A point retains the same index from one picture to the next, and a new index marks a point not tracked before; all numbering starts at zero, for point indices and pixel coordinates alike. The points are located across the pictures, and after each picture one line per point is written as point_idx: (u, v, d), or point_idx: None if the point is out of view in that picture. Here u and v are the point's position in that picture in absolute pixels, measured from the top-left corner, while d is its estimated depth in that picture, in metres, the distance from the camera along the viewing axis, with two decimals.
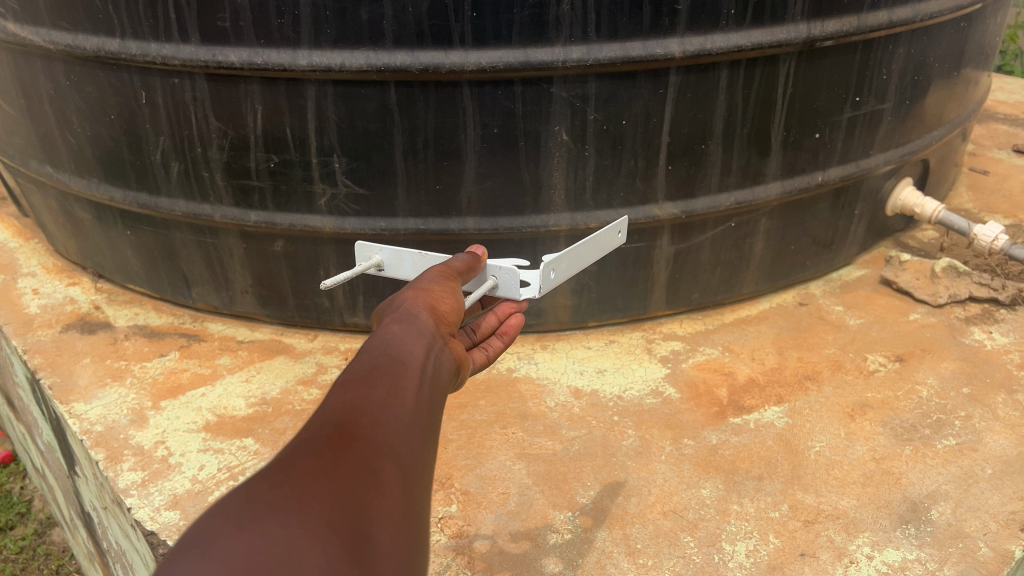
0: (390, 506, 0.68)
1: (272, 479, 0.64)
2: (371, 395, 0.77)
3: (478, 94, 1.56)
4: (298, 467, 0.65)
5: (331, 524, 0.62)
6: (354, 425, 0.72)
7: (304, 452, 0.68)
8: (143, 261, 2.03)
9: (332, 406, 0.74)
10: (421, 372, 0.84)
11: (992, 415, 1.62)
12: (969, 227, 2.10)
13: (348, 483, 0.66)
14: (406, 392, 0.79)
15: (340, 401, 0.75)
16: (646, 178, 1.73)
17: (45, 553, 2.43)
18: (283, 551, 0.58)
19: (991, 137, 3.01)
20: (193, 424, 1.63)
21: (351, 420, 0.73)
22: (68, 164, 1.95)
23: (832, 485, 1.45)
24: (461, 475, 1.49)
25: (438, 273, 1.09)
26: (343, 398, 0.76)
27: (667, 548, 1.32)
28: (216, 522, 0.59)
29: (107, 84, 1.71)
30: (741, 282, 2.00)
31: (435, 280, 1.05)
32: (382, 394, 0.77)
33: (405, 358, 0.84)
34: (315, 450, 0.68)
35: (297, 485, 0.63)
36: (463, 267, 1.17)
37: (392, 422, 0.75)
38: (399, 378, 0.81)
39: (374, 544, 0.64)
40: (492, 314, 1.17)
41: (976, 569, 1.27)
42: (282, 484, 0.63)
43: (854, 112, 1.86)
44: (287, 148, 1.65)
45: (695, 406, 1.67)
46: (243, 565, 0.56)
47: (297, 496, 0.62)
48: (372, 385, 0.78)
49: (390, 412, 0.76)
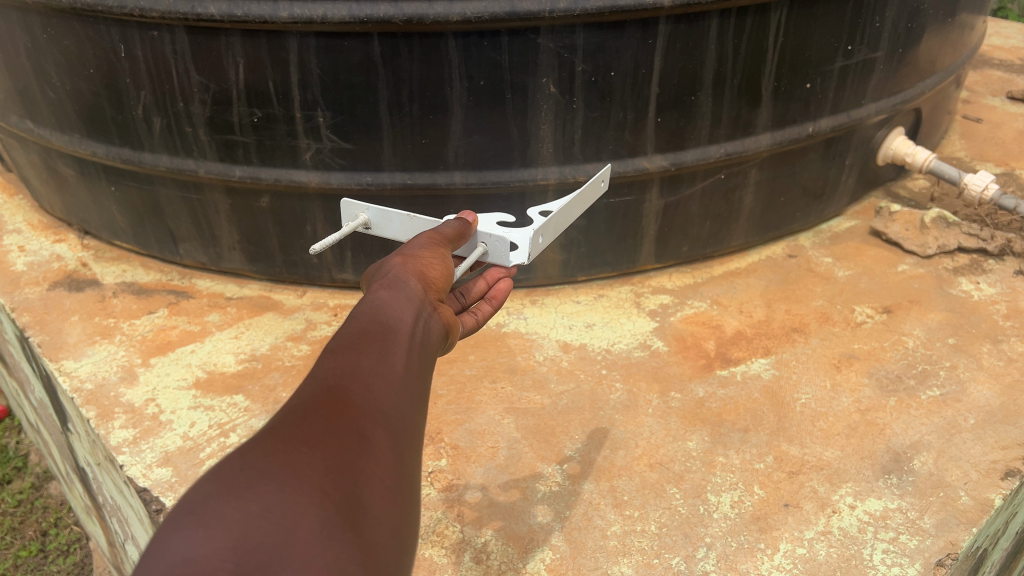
0: (382, 470, 0.68)
1: (264, 446, 0.64)
2: (362, 360, 0.77)
3: (464, 46, 1.53)
4: (289, 433, 0.66)
5: (323, 490, 0.62)
6: (345, 390, 0.72)
7: (296, 418, 0.68)
8: (128, 217, 2.01)
9: (323, 373, 0.74)
10: (412, 338, 0.84)
11: (977, 365, 1.64)
12: (960, 176, 2.08)
13: (341, 449, 0.66)
14: (397, 359, 0.79)
15: (331, 367, 0.75)
16: (636, 130, 1.71)
17: (44, 507, 2.46)
18: (278, 517, 0.58)
19: (986, 84, 2.98)
20: (183, 381, 1.63)
21: (342, 385, 0.73)
22: (48, 119, 1.92)
23: (816, 436, 1.47)
24: (450, 430, 1.50)
25: (428, 238, 1.08)
26: (333, 365, 0.76)
27: (654, 500, 1.34)
28: (209, 490, 0.59)
29: (84, 37, 1.67)
30: (730, 234, 2.00)
31: (424, 246, 1.04)
32: (371, 360, 0.77)
33: (394, 324, 0.84)
34: (306, 416, 0.68)
35: (290, 451, 0.64)
36: (453, 233, 1.16)
37: (383, 387, 0.75)
38: (389, 344, 0.81)
39: (366, 508, 0.64)
40: (482, 280, 1.17)
41: (956, 518, 1.30)
42: (276, 450, 0.64)
43: (846, 61, 1.83)
44: (271, 103, 1.63)
45: (683, 358, 1.68)
46: (240, 529, 0.56)
47: (290, 462, 0.63)
48: (361, 350, 0.78)
49: (381, 377, 0.76)
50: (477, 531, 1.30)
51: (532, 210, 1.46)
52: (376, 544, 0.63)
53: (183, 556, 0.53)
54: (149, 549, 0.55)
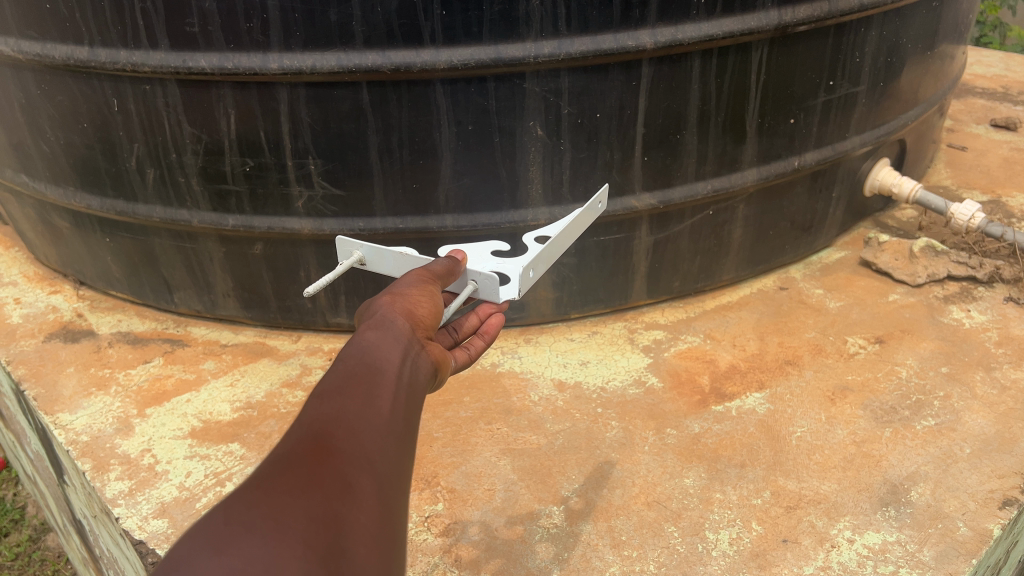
0: (367, 520, 0.68)
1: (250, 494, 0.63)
2: (350, 403, 0.77)
3: (451, 92, 1.56)
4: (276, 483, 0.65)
5: (306, 541, 0.61)
6: (332, 435, 0.72)
7: (282, 464, 0.68)
8: (123, 267, 2.02)
9: (308, 417, 0.74)
10: (399, 377, 0.84)
11: (971, 394, 1.64)
12: (946, 206, 2.11)
13: (327, 497, 0.66)
14: (385, 402, 0.79)
15: (316, 410, 0.75)
16: (623, 169, 1.73)
17: (41, 559, 2.43)
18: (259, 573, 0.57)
19: (969, 112, 3.02)
20: (179, 431, 1.63)
21: (329, 431, 0.73)
22: (43, 173, 1.94)
23: (813, 470, 1.47)
24: (447, 473, 1.50)
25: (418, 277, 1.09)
26: (319, 408, 0.75)
27: (651, 539, 1.34)
28: (196, 543, 0.59)
29: (78, 92, 1.70)
30: (721, 269, 2.02)
31: (414, 283, 1.05)
32: (357, 404, 0.77)
33: (380, 363, 0.84)
34: (291, 465, 0.67)
35: (276, 500, 0.63)
36: (443, 270, 1.17)
37: (370, 433, 0.75)
38: (377, 385, 0.81)
39: (349, 558, 0.63)
40: (473, 315, 1.18)
41: (956, 549, 1.29)
42: (263, 499, 0.63)
43: (829, 96, 1.86)
44: (262, 152, 1.65)
45: (678, 395, 1.68)
46: None
47: (277, 512, 0.62)
48: (347, 394, 0.78)
49: (367, 421, 0.76)
50: None
51: (527, 235, 1.49)
52: None
53: None
54: None
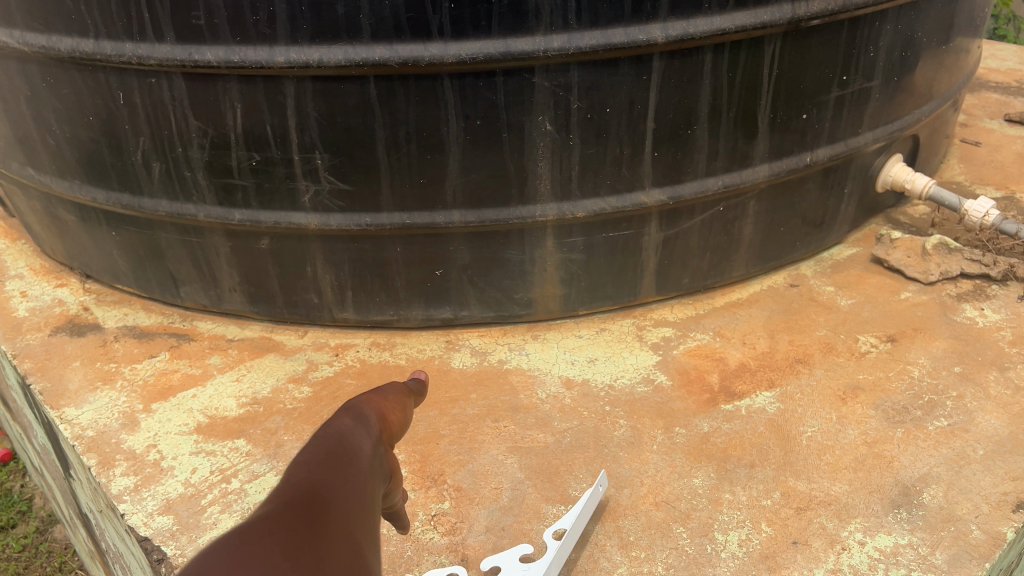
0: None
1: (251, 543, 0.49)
2: (342, 480, 0.64)
3: (460, 87, 1.54)
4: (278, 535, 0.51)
5: None
6: (329, 502, 0.59)
7: (277, 521, 0.53)
8: (130, 261, 2.01)
9: (293, 481, 0.61)
10: (376, 478, 0.71)
11: (984, 394, 1.62)
12: (960, 202, 2.08)
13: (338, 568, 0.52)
14: (370, 496, 0.67)
15: (305, 476, 0.62)
16: (633, 165, 1.71)
17: (48, 551, 2.43)
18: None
19: (983, 107, 2.99)
20: (185, 426, 1.63)
21: (318, 489, 0.60)
22: (49, 166, 1.93)
23: (823, 470, 1.45)
24: (453, 471, 1.49)
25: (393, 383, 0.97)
26: (306, 475, 0.62)
27: (660, 540, 1.32)
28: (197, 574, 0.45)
29: (84, 85, 1.69)
30: (731, 265, 2.00)
31: (393, 392, 0.92)
32: (344, 476, 0.65)
33: (360, 455, 0.71)
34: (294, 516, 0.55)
35: (275, 541, 0.50)
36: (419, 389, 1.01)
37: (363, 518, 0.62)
38: (361, 473, 0.68)
39: None
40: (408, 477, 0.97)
41: (969, 553, 1.27)
42: (267, 552, 0.49)
43: (842, 91, 1.84)
44: (269, 146, 1.63)
45: (686, 393, 1.66)
46: None
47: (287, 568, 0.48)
48: (331, 466, 0.65)
49: (360, 502, 0.63)
50: None
51: None
52: None
53: None
54: None
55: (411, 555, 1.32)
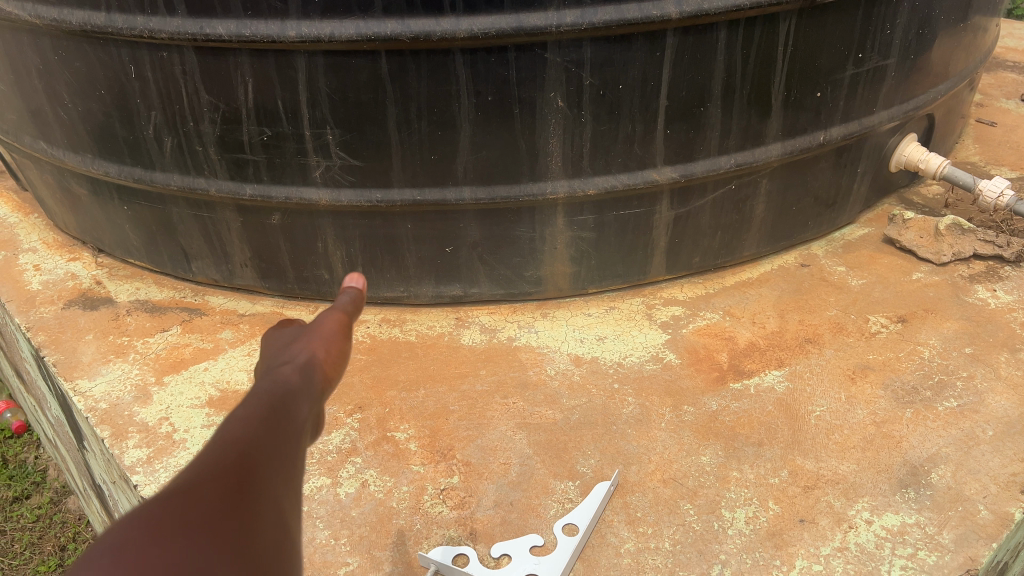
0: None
1: (158, 514, 0.51)
2: (276, 436, 0.64)
3: (471, 62, 1.53)
4: (189, 505, 0.53)
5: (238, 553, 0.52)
6: (261, 463, 0.60)
7: (199, 492, 0.55)
8: (142, 235, 2.02)
9: (225, 443, 0.61)
10: (309, 428, 0.70)
11: (994, 375, 1.62)
12: (974, 183, 2.06)
13: (260, 546, 0.55)
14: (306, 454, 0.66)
15: (239, 437, 0.62)
16: (645, 142, 1.70)
17: (62, 521, 2.47)
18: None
19: (1000, 87, 2.95)
20: (196, 399, 1.64)
21: (253, 438, 0.62)
22: (61, 140, 1.94)
23: (832, 450, 1.45)
24: (462, 446, 1.50)
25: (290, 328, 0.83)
26: (240, 435, 0.63)
27: (667, 516, 1.33)
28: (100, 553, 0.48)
29: (95, 59, 1.68)
30: (742, 245, 1.99)
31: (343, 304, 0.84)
32: (280, 420, 0.66)
33: (300, 408, 0.69)
34: (220, 471, 0.58)
35: (189, 507, 0.53)
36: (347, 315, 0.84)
37: (294, 481, 0.63)
38: (300, 430, 0.67)
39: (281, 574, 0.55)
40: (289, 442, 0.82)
41: (976, 533, 1.28)
42: (181, 534, 0.51)
43: (857, 69, 1.82)
44: (280, 121, 1.63)
45: (695, 371, 1.67)
46: None
47: (195, 542, 0.51)
48: (272, 410, 0.67)
49: (294, 468, 0.63)
50: (489, 548, 1.29)
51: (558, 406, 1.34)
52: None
53: None
54: None
55: (420, 528, 1.33)
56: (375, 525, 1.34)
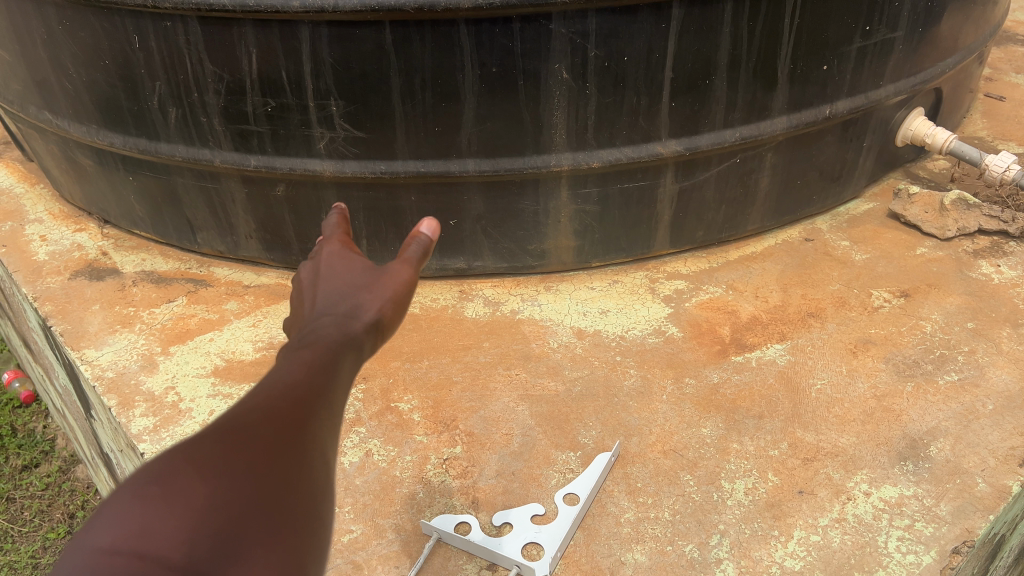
0: (321, 527, 0.67)
1: (203, 451, 0.61)
2: (312, 394, 0.73)
3: (476, 33, 1.53)
4: (230, 445, 0.63)
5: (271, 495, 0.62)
6: (304, 416, 0.70)
7: (250, 432, 0.66)
8: (147, 207, 2.03)
9: (277, 393, 0.72)
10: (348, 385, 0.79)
11: (996, 349, 1.62)
12: (981, 157, 2.06)
13: (294, 490, 0.65)
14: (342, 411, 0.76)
15: (280, 391, 0.72)
16: (649, 115, 1.70)
17: (70, 490, 2.50)
18: (210, 559, 0.55)
19: (1009, 61, 2.93)
20: (202, 369, 1.66)
21: (301, 394, 0.72)
22: (66, 110, 1.94)
23: (832, 423, 1.46)
24: (465, 417, 1.51)
25: (357, 267, 0.87)
26: (281, 389, 0.72)
27: (667, 487, 1.35)
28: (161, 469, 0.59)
29: (99, 28, 1.68)
30: (746, 219, 1.99)
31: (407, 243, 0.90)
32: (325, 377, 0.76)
33: (343, 366, 0.78)
34: (270, 419, 0.68)
35: (239, 445, 0.63)
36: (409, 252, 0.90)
37: (328, 437, 0.73)
38: (341, 387, 0.77)
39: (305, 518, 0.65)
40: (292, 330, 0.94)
41: (973, 505, 1.29)
42: (229, 468, 0.61)
43: (864, 42, 1.80)
44: (284, 92, 1.63)
45: (697, 344, 1.67)
46: (195, 517, 0.56)
47: (238, 477, 0.61)
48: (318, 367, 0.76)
49: (331, 423, 0.74)
50: (491, 517, 1.31)
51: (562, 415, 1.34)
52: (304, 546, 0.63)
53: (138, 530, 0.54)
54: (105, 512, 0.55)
55: (423, 497, 1.35)
56: (379, 493, 1.36)
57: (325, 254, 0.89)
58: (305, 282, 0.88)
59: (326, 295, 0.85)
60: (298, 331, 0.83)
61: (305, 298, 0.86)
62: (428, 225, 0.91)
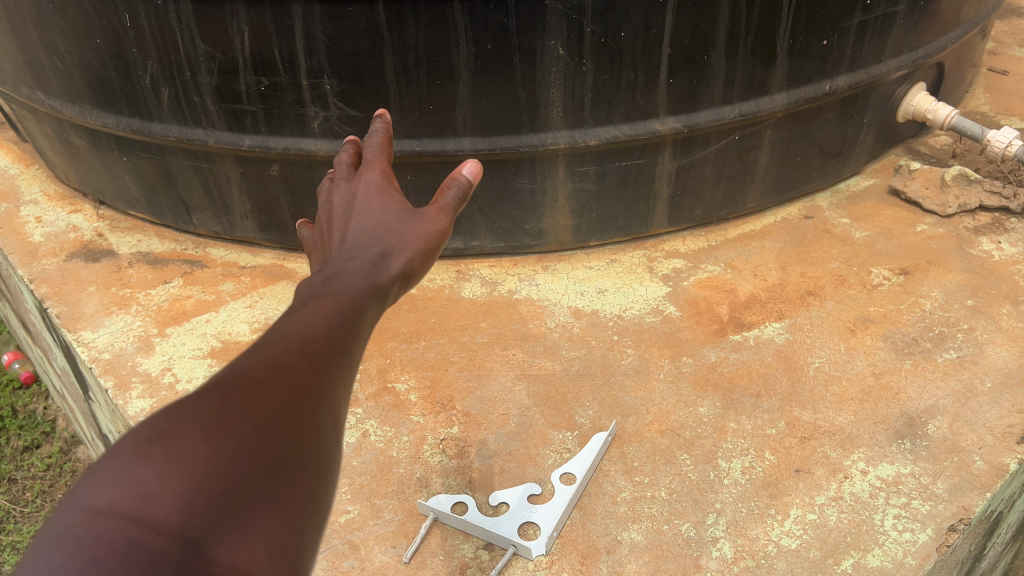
0: (327, 491, 0.67)
1: (204, 412, 0.61)
2: (319, 359, 0.73)
3: (470, 10, 1.50)
4: (233, 406, 0.63)
5: (277, 458, 0.62)
6: (313, 379, 0.71)
7: (262, 391, 0.66)
8: (142, 187, 2.02)
9: (288, 353, 0.72)
10: (358, 348, 0.80)
11: (995, 327, 1.61)
12: (982, 133, 2.03)
13: (302, 453, 0.65)
14: (351, 377, 0.77)
15: (287, 353, 0.72)
16: (647, 92, 1.68)
17: (72, 471, 2.51)
18: (206, 524, 0.55)
19: (1013, 34, 2.89)
20: (198, 350, 1.65)
21: (311, 357, 0.73)
22: (58, 90, 1.92)
23: (830, 401, 1.46)
24: (462, 397, 1.51)
25: (396, 205, 0.95)
26: (288, 352, 0.72)
27: (664, 466, 1.35)
28: (166, 426, 0.59)
29: (89, 6, 1.65)
30: (745, 197, 1.97)
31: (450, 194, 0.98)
32: (333, 346, 0.76)
33: (353, 335, 0.79)
34: (281, 380, 0.68)
35: (249, 404, 0.63)
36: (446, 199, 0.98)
37: (338, 400, 0.73)
38: (349, 353, 0.77)
39: (310, 484, 0.64)
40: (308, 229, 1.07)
41: (970, 483, 1.29)
42: (238, 427, 0.61)
43: (865, 16, 1.78)
44: (277, 71, 1.61)
45: (695, 323, 1.67)
46: (197, 480, 0.56)
47: (246, 438, 0.61)
48: (328, 333, 0.77)
49: (341, 387, 0.74)
50: (488, 497, 1.31)
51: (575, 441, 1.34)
52: (306, 513, 0.63)
53: (139, 492, 0.54)
54: (108, 467, 0.55)
55: (419, 477, 1.35)
56: (376, 474, 1.36)
57: (368, 186, 0.97)
58: (346, 210, 0.96)
59: (366, 226, 0.93)
60: (332, 262, 0.89)
61: (344, 227, 0.94)
62: (470, 170, 1.01)
